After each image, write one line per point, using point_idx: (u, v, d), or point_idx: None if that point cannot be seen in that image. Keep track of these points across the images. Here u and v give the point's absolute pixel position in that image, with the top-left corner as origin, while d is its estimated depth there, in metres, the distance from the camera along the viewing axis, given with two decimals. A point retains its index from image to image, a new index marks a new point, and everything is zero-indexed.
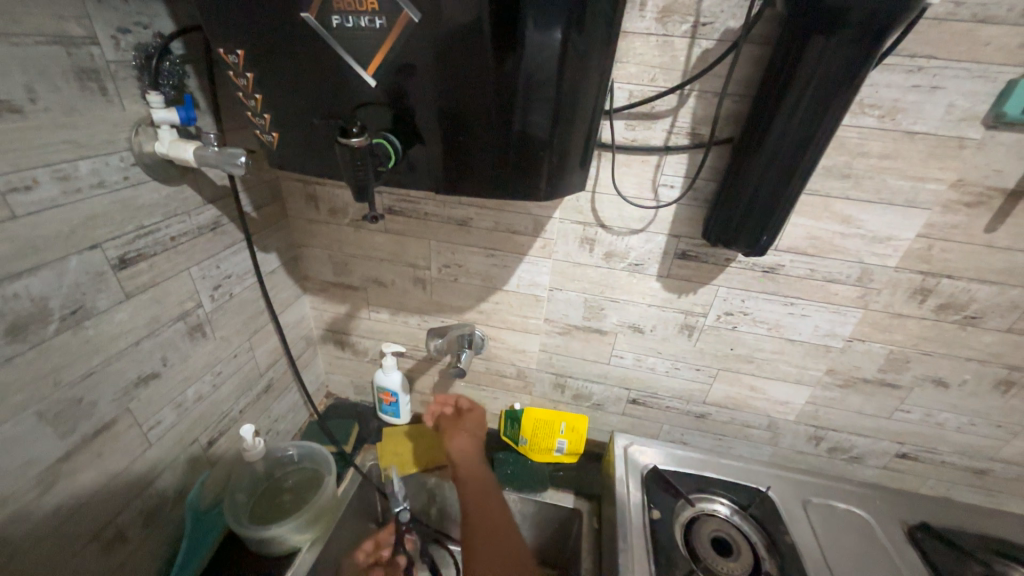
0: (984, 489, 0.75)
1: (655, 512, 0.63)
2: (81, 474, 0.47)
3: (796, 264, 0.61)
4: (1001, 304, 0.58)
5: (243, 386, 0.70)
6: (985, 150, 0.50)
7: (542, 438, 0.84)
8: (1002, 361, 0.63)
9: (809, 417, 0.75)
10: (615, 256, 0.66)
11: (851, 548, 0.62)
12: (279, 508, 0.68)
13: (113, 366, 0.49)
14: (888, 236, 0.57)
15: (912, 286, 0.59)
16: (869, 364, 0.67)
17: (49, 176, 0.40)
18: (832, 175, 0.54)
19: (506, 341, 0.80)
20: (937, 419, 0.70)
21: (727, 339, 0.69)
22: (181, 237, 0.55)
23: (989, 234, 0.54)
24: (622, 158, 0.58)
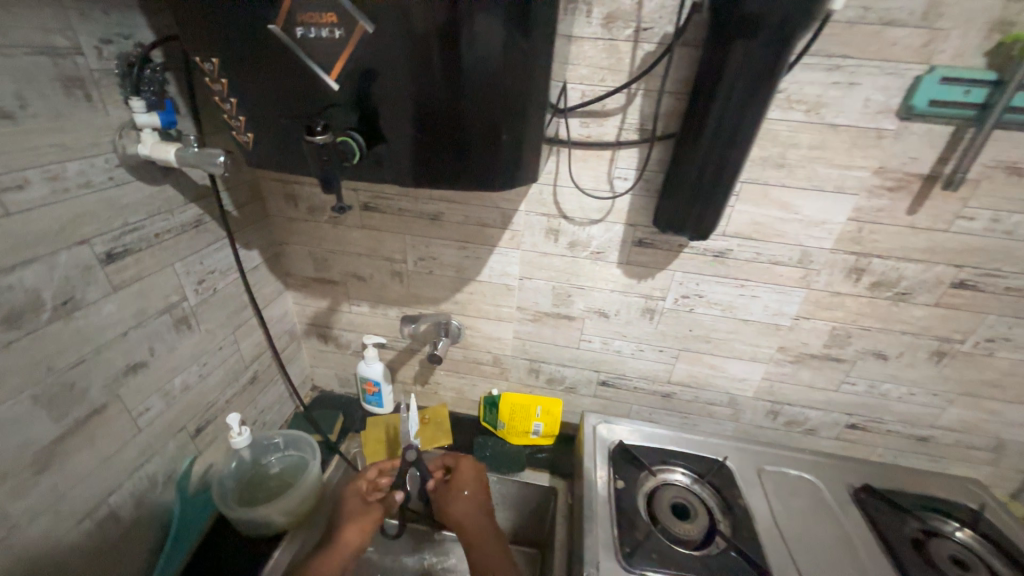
0: (928, 455, 0.81)
1: (620, 483, 0.68)
2: (75, 455, 0.51)
3: (743, 249, 0.66)
4: (927, 280, 0.64)
5: (229, 377, 0.74)
6: (901, 139, 0.55)
7: (519, 421, 0.88)
8: (933, 333, 0.68)
9: (766, 392, 0.80)
10: (578, 245, 0.70)
11: (800, 509, 0.67)
12: (264, 492, 0.72)
13: (102, 354, 0.52)
14: (822, 221, 0.62)
15: (848, 266, 0.65)
16: (815, 340, 0.72)
17: (39, 177, 0.43)
18: (768, 165, 0.59)
19: (481, 329, 0.84)
20: (881, 390, 0.75)
21: (685, 321, 0.74)
22: (165, 234, 0.58)
23: (911, 216, 0.60)
24: (578, 154, 0.63)
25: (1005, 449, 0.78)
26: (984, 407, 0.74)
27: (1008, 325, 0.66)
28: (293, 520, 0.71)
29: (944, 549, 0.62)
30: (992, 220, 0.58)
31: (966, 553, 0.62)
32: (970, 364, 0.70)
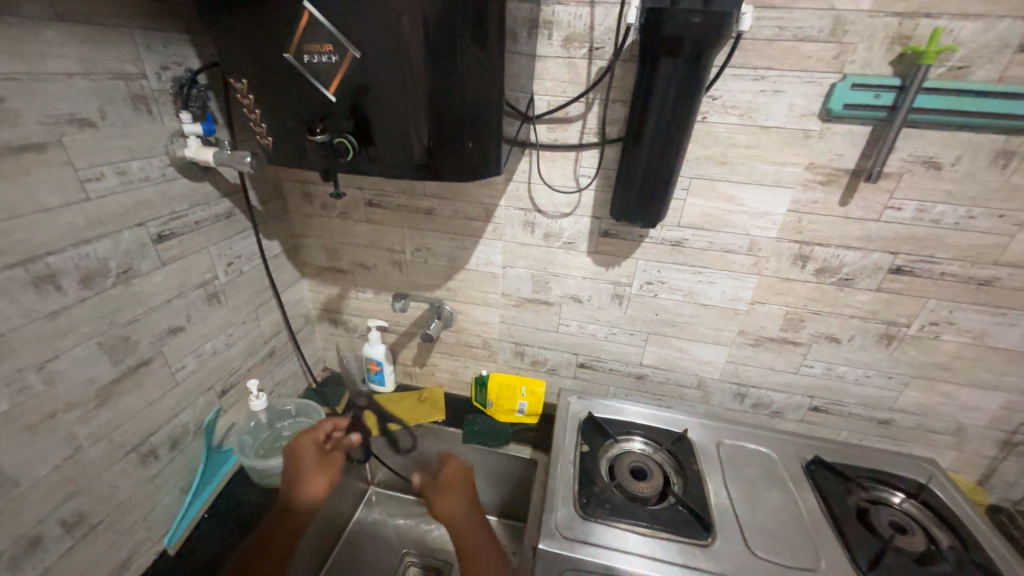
0: (891, 438, 0.85)
1: (585, 446, 0.76)
2: (127, 396, 0.62)
3: (697, 238, 0.74)
4: (868, 266, 0.70)
5: (250, 349, 0.86)
6: (826, 138, 0.62)
7: (505, 400, 0.96)
8: (880, 316, 0.74)
9: (731, 374, 0.86)
10: (552, 236, 0.80)
11: (752, 475, 0.73)
12: (276, 450, 0.85)
13: (151, 316, 0.64)
14: (765, 212, 0.69)
15: (793, 254, 0.72)
16: (772, 324, 0.79)
17: (111, 171, 0.56)
18: (713, 162, 0.68)
19: (471, 314, 0.94)
20: (838, 371, 0.80)
21: (650, 305, 0.82)
22: (203, 221, 0.71)
23: (844, 207, 0.66)
24: (547, 155, 0.73)
25: (967, 434, 0.80)
26: (939, 390, 0.78)
27: (950, 309, 0.70)
28: None
29: (884, 514, 0.68)
30: (920, 210, 0.64)
31: (905, 519, 0.67)
32: (919, 348, 0.75)
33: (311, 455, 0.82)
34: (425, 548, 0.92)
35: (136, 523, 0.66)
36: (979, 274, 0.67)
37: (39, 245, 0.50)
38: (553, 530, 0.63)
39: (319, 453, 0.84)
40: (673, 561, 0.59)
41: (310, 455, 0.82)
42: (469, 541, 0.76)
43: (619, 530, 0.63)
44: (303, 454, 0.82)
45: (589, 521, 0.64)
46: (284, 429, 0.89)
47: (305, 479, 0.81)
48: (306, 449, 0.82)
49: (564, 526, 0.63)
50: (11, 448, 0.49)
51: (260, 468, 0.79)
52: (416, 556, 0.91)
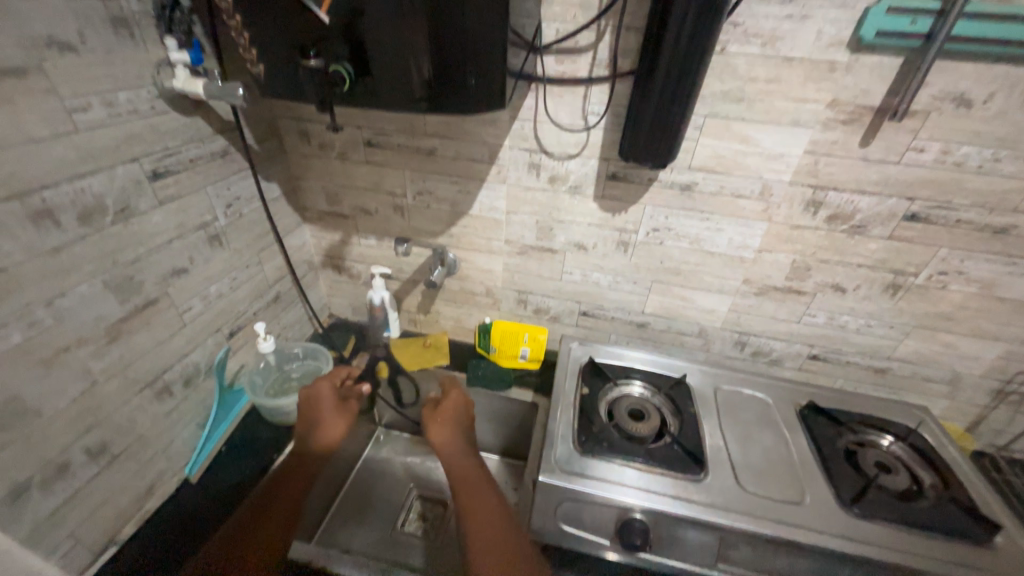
0: (885, 386, 0.87)
1: (585, 389, 0.78)
2: (137, 335, 0.64)
3: (708, 181, 0.71)
4: (881, 213, 0.68)
5: (255, 293, 0.86)
6: (853, 72, 0.59)
7: (507, 346, 0.97)
8: (888, 266, 0.73)
9: (733, 323, 0.86)
10: (558, 179, 0.77)
11: (746, 418, 0.76)
12: (286, 390, 0.88)
13: (153, 256, 0.64)
14: (781, 154, 0.66)
15: (806, 199, 0.69)
16: (777, 273, 0.78)
17: (99, 102, 0.54)
18: (730, 99, 0.64)
19: (474, 262, 0.93)
20: (840, 321, 0.81)
21: (656, 253, 0.81)
22: (198, 160, 0.69)
23: (864, 148, 0.63)
24: (554, 90, 0.69)
25: (961, 383, 0.82)
26: (939, 340, 0.78)
27: (961, 258, 0.69)
28: None
29: (871, 456, 0.70)
30: (944, 152, 0.61)
31: (891, 460, 0.70)
32: (925, 298, 0.74)
33: (329, 395, 0.80)
34: (430, 483, 0.97)
35: (156, 453, 0.70)
36: (996, 222, 0.65)
37: (33, 179, 0.49)
38: (552, 464, 0.65)
39: (335, 399, 0.81)
40: (665, 493, 0.62)
41: (329, 397, 0.80)
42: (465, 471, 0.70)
43: (615, 466, 0.66)
44: (321, 398, 0.80)
45: (586, 457, 0.67)
46: (293, 370, 0.92)
47: (324, 422, 0.79)
48: (325, 392, 0.80)
49: (562, 461, 0.66)
50: (29, 379, 0.51)
51: (272, 406, 0.83)
52: (421, 489, 0.97)
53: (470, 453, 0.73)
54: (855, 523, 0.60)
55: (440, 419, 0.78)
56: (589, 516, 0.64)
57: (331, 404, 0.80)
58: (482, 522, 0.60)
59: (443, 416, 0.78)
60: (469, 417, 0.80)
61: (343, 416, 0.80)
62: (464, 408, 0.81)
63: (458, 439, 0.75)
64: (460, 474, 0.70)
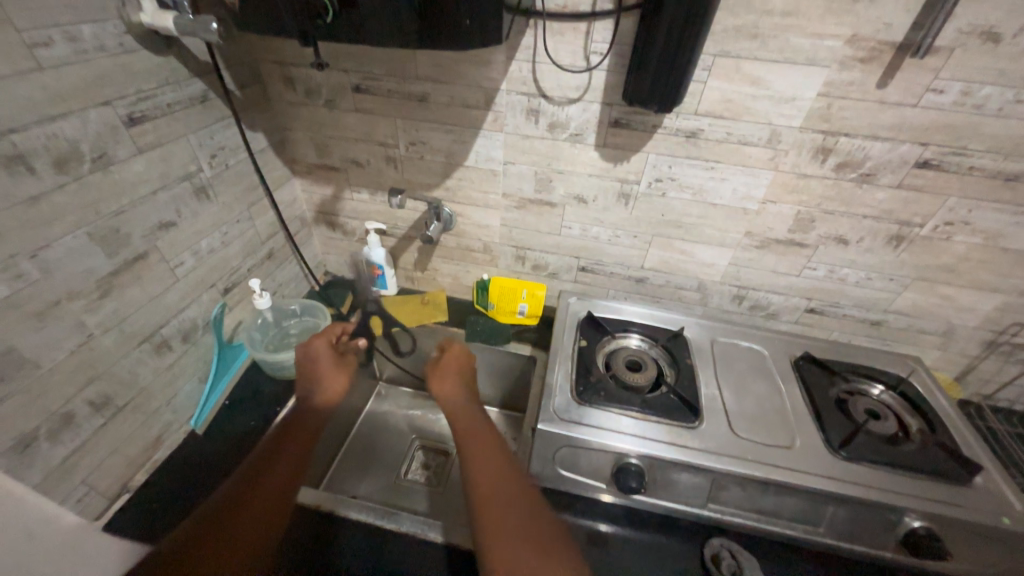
0: (880, 338, 0.88)
1: (583, 341, 0.79)
2: (129, 289, 0.62)
3: (714, 128, 0.68)
4: (892, 160, 0.66)
5: (248, 249, 0.84)
6: (876, 3, 0.54)
7: (506, 302, 0.97)
8: (894, 216, 0.71)
9: (732, 277, 0.86)
10: (557, 127, 0.74)
11: (742, 369, 0.77)
12: (286, 345, 0.88)
13: (138, 208, 0.62)
14: (792, 97, 0.63)
15: (815, 146, 0.67)
16: (780, 225, 0.76)
17: (61, 37, 0.50)
18: (742, 35, 0.60)
19: (471, 217, 0.91)
20: (840, 274, 0.80)
21: (657, 205, 0.79)
22: (176, 105, 0.65)
23: (880, 90, 0.60)
24: (554, 27, 0.64)
25: (955, 335, 0.83)
26: (938, 292, 0.78)
27: (969, 208, 0.67)
28: None
29: (861, 404, 0.72)
30: (964, 93, 0.58)
31: (881, 408, 0.72)
32: (928, 249, 0.73)
33: (325, 350, 0.80)
34: (432, 435, 1.00)
35: (160, 406, 0.71)
36: (1009, 169, 0.63)
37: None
38: (550, 413, 0.67)
39: (333, 355, 0.82)
40: (661, 439, 0.64)
41: (327, 353, 0.80)
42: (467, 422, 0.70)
43: (612, 414, 0.67)
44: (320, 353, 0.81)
45: (584, 406, 0.68)
46: (291, 326, 0.92)
47: (325, 376, 0.78)
48: (323, 348, 0.81)
49: (560, 410, 0.68)
50: (22, 332, 0.50)
51: (273, 360, 0.83)
52: (422, 441, 0.99)
53: (472, 407, 0.73)
54: (841, 465, 0.62)
55: (440, 375, 0.79)
56: (585, 462, 0.66)
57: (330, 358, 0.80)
58: (485, 470, 0.61)
59: (443, 372, 0.80)
60: (471, 373, 0.81)
61: (343, 370, 0.81)
62: (465, 362, 0.82)
63: (461, 394, 0.76)
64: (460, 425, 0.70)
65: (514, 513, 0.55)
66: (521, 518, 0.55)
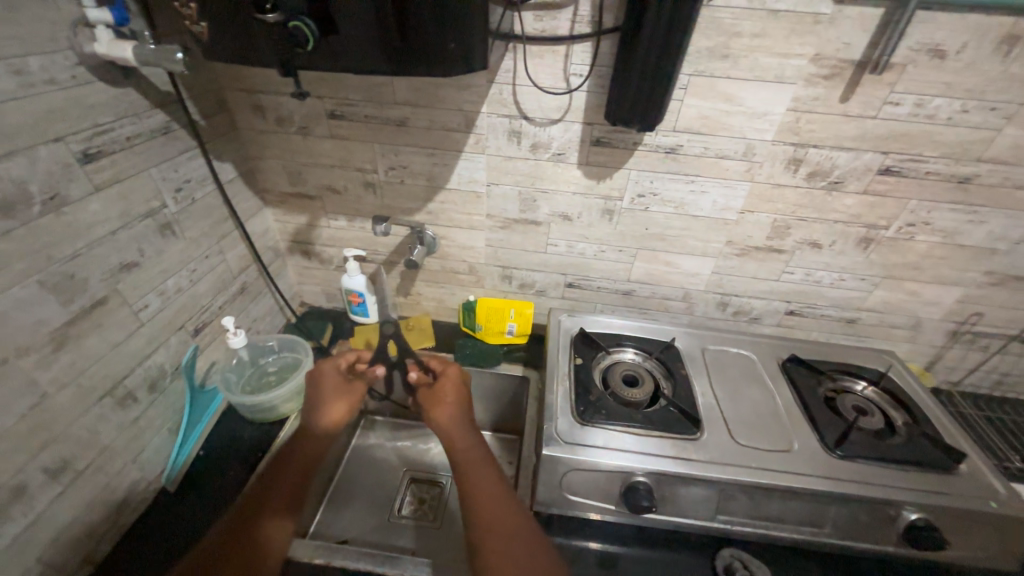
0: (855, 335, 0.92)
1: (579, 359, 0.78)
2: (87, 339, 0.57)
3: (692, 144, 0.70)
4: (858, 168, 0.69)
5: (218, 285, 0.79)
6: (836, 24, 0.58)
7: (494, 323, 0.96)
8: (862, 220, 0.75)
9: (715, 285, 0.88)
10: (540, 147, 0.74)
11: (734, 375, 0.78)
12: (266, 385, 0.82)
13: (96, 250, 0.57)
14: (764, 112, 0.66)
15: (787, 157, 0.70)
16: (758, 233, 0.79)
17: (5, 70, 0.45)
18: (715, 56, 0.62)
19: (455, 239, 0.89)
20: (816, 277, 0.84)
21: (640, 219, 0.80)
22: (136, 138, 0.60)
23: (844, 104, 0.64)
24: (534, 50, 0.65)
25: (922, 327, 0.87)
26: (905, 288, 0.82)
27: (928, 209, 0.72)
28: (293, 407, 0.82)
29: (849, 401, 0.75)
30: (917, 105, 0.62)
31: (867, 403, 0.74)
32: (893, 249, 0.77)
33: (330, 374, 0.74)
34: (425, 466, 0.96)
35: (126, 465, 0.64)
36: (961, 172, 0.68)
37: None
38: (555, 437, 0.65)
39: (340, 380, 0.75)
40: (666, 454, 0.64)
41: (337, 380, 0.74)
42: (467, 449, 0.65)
43: (616, 432, 0.67)
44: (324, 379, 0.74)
45: (587, 426, 0.67)
46: (270, 364, 0.86)
47: (324, 403, 0.72)
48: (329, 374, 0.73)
49: (564, 432, 0.66)
50: None
51: (251, 403, 0.77)
52: (414, 473, 0.95)
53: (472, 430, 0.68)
54: (839, 464, 0.64)
55: (440, 395, 0.72)
56: (593, 485, 0.64)
57: (334, 384, 0.74)
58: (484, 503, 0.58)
59: (442, 391, 0.73)
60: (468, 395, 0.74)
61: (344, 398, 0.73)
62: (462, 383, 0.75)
63: (460, 417, 0.69)
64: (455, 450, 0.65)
65: (514, 547, 0.53)
66: (520, 549, 0.53)
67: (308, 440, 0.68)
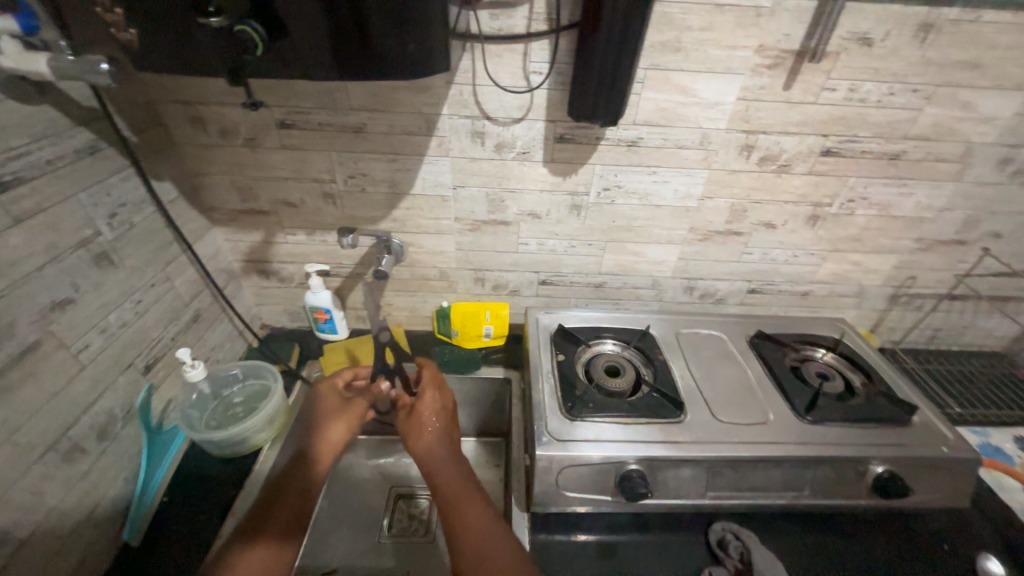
0: (809, 306, 0.98)
1: (560, 356, 0.79)
2: (20, 390, 0.50)
3: (652, 135, 0.72)
4: (803, 151, 0.74)
5: (169, 316, 0.73)
6: (775, 16, 0.61)
7: (470, 327, 0.94)
8: (809, 199, 0.80)
9: (682, 270, 0.91)
10: (504, 146, 0.73)
11: (708, 355, 0.82)
12: (233, 418, 0.77)
13: (21, 289, 0.50)
14: (716, 102, 0.69)
15: (740, 144, 0.73)
16: (718, 218, 0.83)
17: None
18: (668, 50, 0.64)
19: (423, 246, 0.87)
20: (772, 255, 0.89)
21: (608, 212, 0.82)
22: (59, 161, 0.54)
23: (787, 91, 0.68)
24: (492, 49, 0.64)
25: (866, 294, 0.95)
26: (850, 259, 0.89)
27: (865, 185, 0.78)
28: (266, 437, 0.77)
29: (812, 368, 0.80)
30: (851, 89, 0.67)
31: (828, 369, 0.80)
32: (838, 224, 0.84)
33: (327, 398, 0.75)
34: (412, 481, 0.93)
35: (79, 525, 0.58)
36: (891, 149, 0.74)
37: None
38: (545, 436, 0.65)
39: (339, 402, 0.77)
40: (655, 439, 0.66)
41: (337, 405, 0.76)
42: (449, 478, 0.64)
43: (604, 424, 0.68)
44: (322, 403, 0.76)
45: (576, 421, 0.68)
46: (236, 394, 0.80)
47: (325, 426, 0.74)
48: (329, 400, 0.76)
49: (554, 430, 0.66)
50: None
51: (220, 438, 0.71)
52: (400, 490, 0.91)
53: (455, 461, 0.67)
54: (811, 428, 0.68)
55: (420, 421, 0.72)
56: (586, 478, 0.65)
57: (332, 407, 0.75)
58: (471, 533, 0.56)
59: (421, 416, 0.72)
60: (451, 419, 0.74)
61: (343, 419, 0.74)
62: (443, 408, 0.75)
63: (440, 442, 0.69)
64: (443, 472, 0.65)
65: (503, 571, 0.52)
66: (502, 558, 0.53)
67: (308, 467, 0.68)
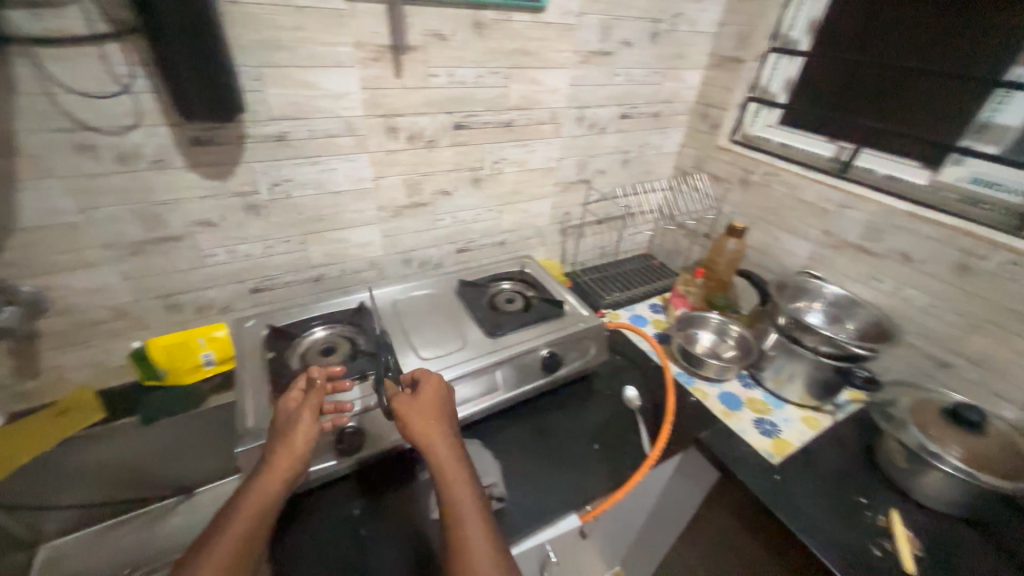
0: (511, 251, 1.20)
1: (270, 353, 0.79)
2: None
3: (296, 129, 0.77)
4: (439, 126, 0.90)
5: None
6: (356, 17, 0.73)
7: (182, 361, 0.86)
8: (465, 166, 0.98)
9: (392, 246, 1.01)
10: (128, 157, 0.68)
11: (418, 311, 0.94)
12: None
13: None
14: (343, 94, 0.78)
15: (383, 127, 0.84)
16: (397, 193, 0.94)
17: None
18: (270, 47, 0.69)
19: (72, 285, 0.74)
20: (461, 217, 1.06)
21: (289, 207, 0.84)
22: None
23: (399, 79, 0.81)
24: (55, 54, 0.58)
25: (544, 232, 1.22)
26: (519, 208, 1.13)
27: (499, 149, 1.00)
28: None
29: (500, 297, 1.00)
30: (449, 75, 0.85)
31: (512, 294, 1.01)
32: (496, 182, 1.05)
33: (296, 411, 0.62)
34: None
35: None
36: (503, 118, 0.96)
37: None
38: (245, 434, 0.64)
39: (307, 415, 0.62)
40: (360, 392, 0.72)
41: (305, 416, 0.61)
42: (456, 482, 0.57)
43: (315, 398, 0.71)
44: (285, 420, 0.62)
45: None
46: None
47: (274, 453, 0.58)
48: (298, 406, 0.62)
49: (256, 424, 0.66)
50: None
51: None
52: None
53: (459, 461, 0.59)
54: (493, 341, 0.85)
55: (422, 411, 0.62)
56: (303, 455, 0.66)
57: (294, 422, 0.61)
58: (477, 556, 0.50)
59: (424, 404, 0.63)
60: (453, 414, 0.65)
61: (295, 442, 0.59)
62: (445, 402, 0.66)
63: (446, 441, 0.60)
64: (455, 487, 0.56)
65: None
66: None
67: (253, 513, 0.54)
